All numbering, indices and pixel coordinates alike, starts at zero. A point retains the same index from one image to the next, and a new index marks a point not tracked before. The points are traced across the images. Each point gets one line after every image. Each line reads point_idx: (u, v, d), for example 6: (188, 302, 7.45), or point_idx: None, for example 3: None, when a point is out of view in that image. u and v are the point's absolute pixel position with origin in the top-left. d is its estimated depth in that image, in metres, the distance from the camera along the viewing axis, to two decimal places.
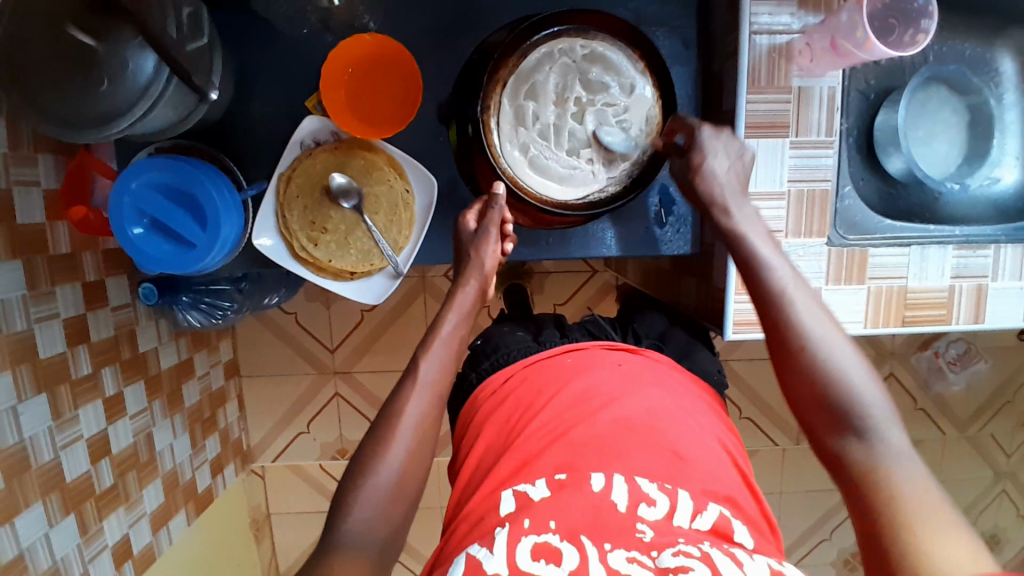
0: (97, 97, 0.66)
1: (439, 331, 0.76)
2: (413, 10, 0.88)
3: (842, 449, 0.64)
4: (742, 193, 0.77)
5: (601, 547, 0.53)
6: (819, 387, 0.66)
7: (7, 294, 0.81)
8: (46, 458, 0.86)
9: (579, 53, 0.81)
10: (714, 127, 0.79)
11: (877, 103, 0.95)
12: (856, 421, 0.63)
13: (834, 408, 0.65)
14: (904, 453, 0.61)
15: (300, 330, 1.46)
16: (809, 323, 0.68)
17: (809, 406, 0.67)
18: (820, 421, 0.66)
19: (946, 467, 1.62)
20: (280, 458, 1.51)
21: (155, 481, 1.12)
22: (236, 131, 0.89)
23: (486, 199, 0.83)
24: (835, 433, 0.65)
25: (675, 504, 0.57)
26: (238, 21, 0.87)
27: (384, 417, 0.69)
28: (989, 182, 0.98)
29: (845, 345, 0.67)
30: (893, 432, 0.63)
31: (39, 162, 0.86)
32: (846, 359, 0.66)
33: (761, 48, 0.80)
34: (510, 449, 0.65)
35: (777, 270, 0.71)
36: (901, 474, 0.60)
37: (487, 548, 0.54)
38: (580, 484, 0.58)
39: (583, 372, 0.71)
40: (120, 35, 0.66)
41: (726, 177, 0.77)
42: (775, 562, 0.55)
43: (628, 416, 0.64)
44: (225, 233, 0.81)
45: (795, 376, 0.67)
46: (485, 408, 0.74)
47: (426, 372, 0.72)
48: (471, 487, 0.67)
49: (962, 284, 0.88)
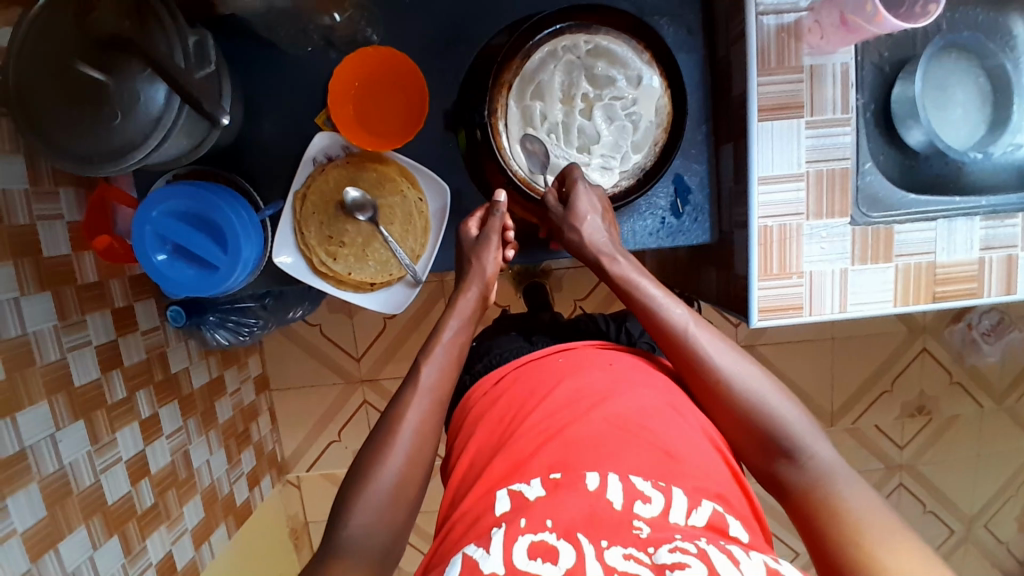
0: (111, 130, 0.68)
1: (440, 337, 0.77)
2: (414, 19, 0.88)
3: (782, 475, 0.66)
4: (623, 246, 0.80)
5: (597, 545, 0.54)
6: (744, 418, 0.68)
7: (38, 325, 0.83)
8: (87, 483, 0.89)
9: (583, 49, 0.80)
10: (587, 182, 0.80)
11: (891, 76, 0.93)
12: (788, 445, 0.66)
13: (767, 437, 0.67)
14: (835, 465, 0.65)
15: (324, 341, 1.48)
16: (719, 355, 0.70)
17: (739, 436, 0.69)
18: (758, 452, 0.68)
19: (986, 440, 1.58)
20: (314, 468, 1.53)
21: (195, 497, 1.14)
22: (247, 153, 0.90)
23: (487, 208, 0.85)
24: (771, 459, 0.67)
25: (670, 501, 0.58)
26: (243, 43, 0.87)
27: (383, 422, 0.70)
28: (1011, 149, 0.94)
29: (756, 372, 0.70)
30: (821, 447, 0.66)
31: (60, 196, 0.88)
32: (761, 386, 0.69)
33: (768, 29, 0.78)
34: (505, 447, 0.66)
35: (675, 314, 0.73)
36: (842, 487, 0.63)
37: (484, 547, 0.55)
38: (575, 483, 0.59)
39: (574, 371, 0.72)
40: (130, 69, 0.67)
41: (606, 230, 0.79)
42: (771, 559, 0.56)
43: (621, 413, 0.65)
44: (247, 254, 0.82)
45: (721, 409, 0.69)
46: (478, 408, 0.76)
47: (426, 376, 0.73)
48: (465, 486, 0.68)
49: (992, 255, 0.85)
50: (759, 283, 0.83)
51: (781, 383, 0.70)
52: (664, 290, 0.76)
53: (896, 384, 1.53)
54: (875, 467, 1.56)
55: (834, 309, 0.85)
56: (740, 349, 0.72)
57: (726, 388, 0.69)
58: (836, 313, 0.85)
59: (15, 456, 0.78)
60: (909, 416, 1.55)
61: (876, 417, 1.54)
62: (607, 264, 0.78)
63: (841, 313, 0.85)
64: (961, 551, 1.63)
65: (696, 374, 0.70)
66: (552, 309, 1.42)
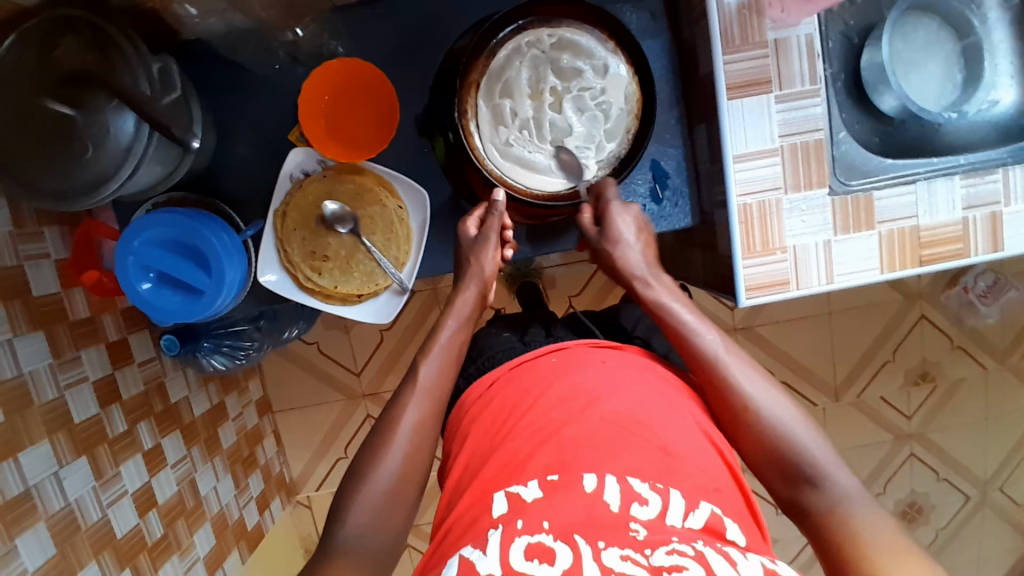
0: (83, 164, 0.68)
1: (438, 339, 0.79)
2: (377, 29, 0.88)
3: (798, 493, 0.67)
4: (657, 269, 0.82)
5: (594, 545, 0.55)
6: (769, 446, 0.69)
7: (33, 365, 0.83)
8: (95, 517, 0.89)
9: (547, 43, 0.80)
10: (622, 203, 0.82)
11: (860, 45, 0.93)
12: (807, 469, 0.66)
13: (788, 464, 0.68)
14: (856, 495, 0.64)
15: (323, 358, 1.49)
16: (744, 379, 0.72)
17: (766, 464, 0.69)
18: (778, 477, 0.68)
19: (993, 401, 1.58)
20: (323, 487, 1.53)
21: (205, 525, 1.13)
22: (225, 176, 0.91)
23: (486, 206, 0.84)
24: (792, 485, 0.67)
25: (668, 503, 0.59)
26: (212, 67, 0.88)
27: (379, 426, 0.72)
28: (987, 106, 0.95)
29: (779, 396, 0.71)
30: (844, 477, 0.66)
31: (46, 235, 0.89)
32: (784, 412, 0.70)
33: (729, 8, 0.78)
34: (500, 448, 0.67)
35: (707, 339, 0.75)
36: (857, 511, 0.63)
37: (481, 549, 0.56)
38: (573, 484, 0.60)
39: (566, 371, 0.73)
40: (97, 102, 0.68)
41: (639, 251, 0.82)
42: (767, 560, 0.57)
43: (617, 412, 0.66)
44: (230, 277, 0.82)
45: (749, 435, 0.70)
46: (472, 412, 0.77)
47: (424, 375, 0.75)
48: (460, 489, 0.69)
49: (975, 214, 0.85)
50: (744, 261, 0.83)
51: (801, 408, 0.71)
52: (699, 315, 0.78)
53: (898, 353, 1.53)
54: (884, 438, 1.56)
55: (821, 281, 0.85)
56: (769, 375, 0.73)
57: (755, 414, 0.70)
58: (824, 285, 0.85)
59: (19, 498, 0.78)
60: (913, 384, 1.54)
61: (881, 388, 1.54)
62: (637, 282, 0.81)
63: (829, 285, 0.85)
64: (978, 516, 1.62)
65: (724, 400, 0.72)
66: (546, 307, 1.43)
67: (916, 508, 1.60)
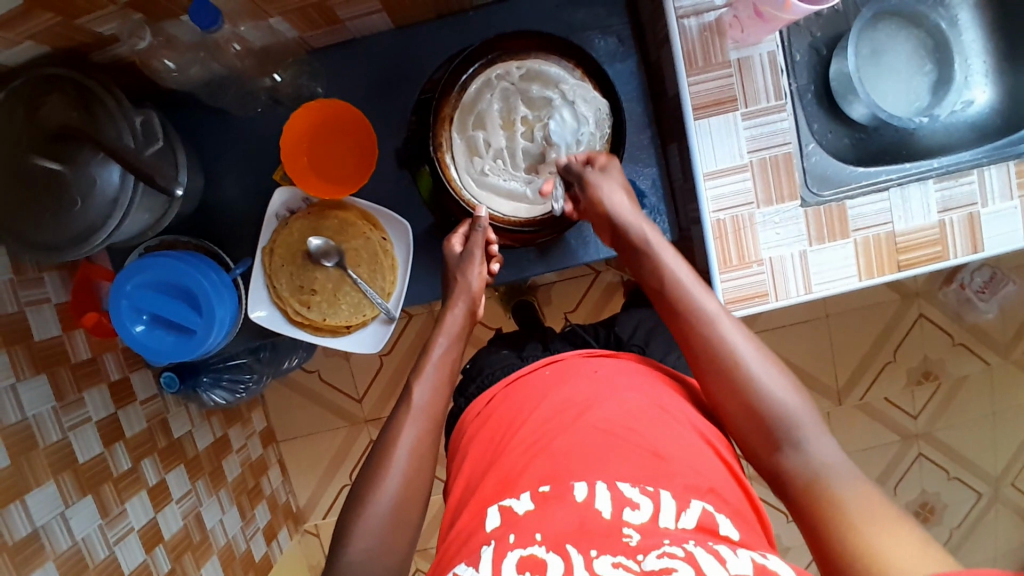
0: (72, 217, 0.71)
1: (430, 356, 0.80)
2: (354, 68, 0.92)
3: (782, 466, 0.67)
4: (647, 219, 0.81)
5: (586, 554, 0.55)
6: (752, 407, 0.68)
7: (37, 408, 0.86)
8: (101, 555, 0.90)
9: (516, 74, 0.83)
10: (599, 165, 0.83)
11: (829, 56, 0.95)
12: (789, 433, 0.67)
13: (766, 423, 0.68)
14: (832, 461, 0.64)
15: (325, 386, 1.51)
16: (730, 338, 0.72)
17: (746, 424, 0.69)
18: (755, 437, 0.69)
19: (1000, 397, 1.56)
20: (330, 513, 1.54)
21: (212, 558, 1.14)
22: (215, 217, 0.94)
23: (470, 223, 0.86)
24: (772, 451, 0.67)
25: (658, 506, 0.60)
26: (199, 113, 0.92)
27: (381, 446, 0.73)
28: (962, 106, 0.97)
29: (764, 355, 0.71)
30: (824, 443, 0.66)
31: (46, 280, 0.91)
32: (768, 371, 0.70)
33: (690, 31, 0.81)
34: (495, 465, 0.69)
35: (700, 296, 0.74)
36: (843, 487, 0.62)
37: (473, 566, 0.58)
38: (564, 494, 0.61)
39: (560, 383, 0.75)
40: (83, 156, 0.70)
41: (621, 197, 0.81)
42: (759, 555, 0.57)
43: (607, 420, 0.68)
44: (221, 315, 0.84)
45: (732, 395, 0.70)
46: (470, 431, 0.79)
47: (419, 400, 0.76)
48: (461, 507, 0.70)
49: (952, 216, 0.85)
50: (721, 275, 0.84)
51: (786, 371, 0.71)
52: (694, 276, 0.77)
53: (900, 353, 1.52)
54: (891, 439, 1.55)
55: (800, 291, 0.85)
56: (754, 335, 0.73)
57: (741, 371, 0.70)
58: (803, 295, 0.85)
59: (27, 538, 0.80)
60: (917, 384, 1.54)
61: (884, 390, 1.53)
62: (635, 240, 0.80)
63: (807, 295, 0.85)
64: (992, 512, 1.60)
65: (713, 357, 0.71)
66: (543, 324, 1.45)
67: (929, 509, 1.59)
